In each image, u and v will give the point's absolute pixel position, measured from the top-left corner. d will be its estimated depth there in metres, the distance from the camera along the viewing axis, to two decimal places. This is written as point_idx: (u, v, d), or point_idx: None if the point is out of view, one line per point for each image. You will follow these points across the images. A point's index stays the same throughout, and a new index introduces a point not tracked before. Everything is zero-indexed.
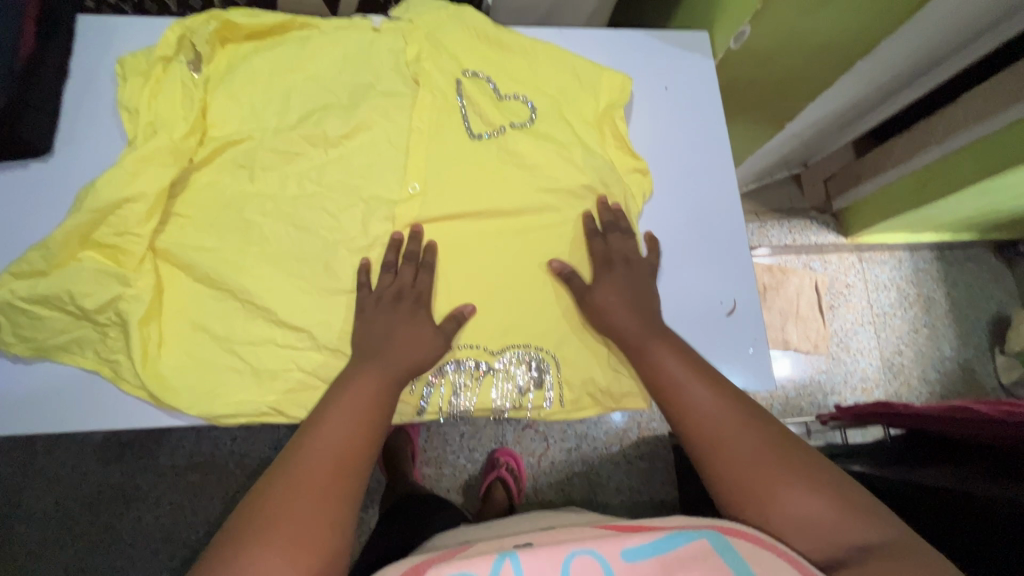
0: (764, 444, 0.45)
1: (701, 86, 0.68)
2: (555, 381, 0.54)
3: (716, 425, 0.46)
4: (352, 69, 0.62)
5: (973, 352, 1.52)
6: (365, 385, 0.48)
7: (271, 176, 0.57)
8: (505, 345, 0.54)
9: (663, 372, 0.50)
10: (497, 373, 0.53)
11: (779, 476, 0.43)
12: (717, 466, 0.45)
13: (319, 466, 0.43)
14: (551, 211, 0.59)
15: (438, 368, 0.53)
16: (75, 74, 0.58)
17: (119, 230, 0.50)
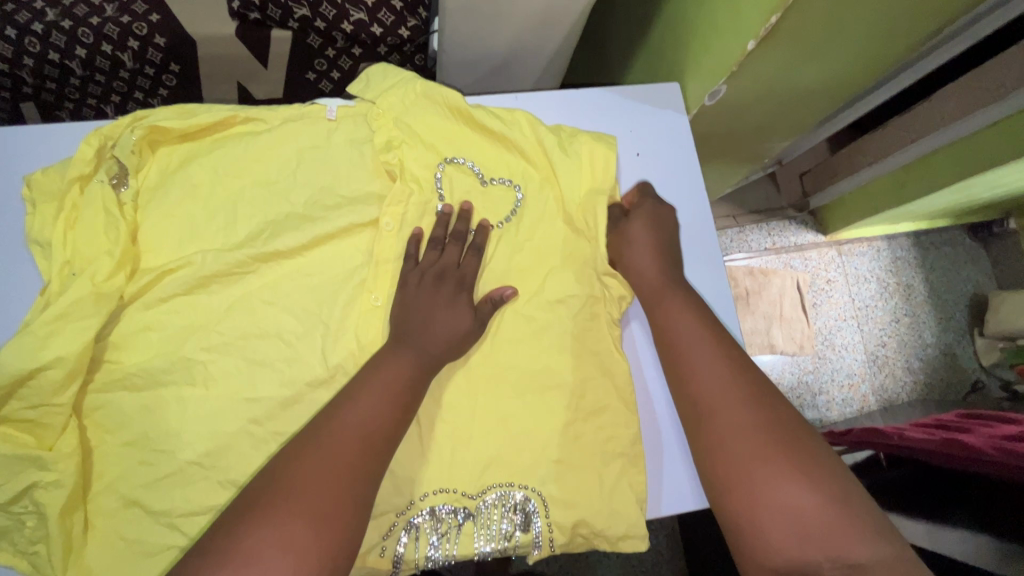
0: (773, 421, 0.44)
1: (678, 149, 0.62)
2: (544, 526, 0.48)
3: (723, 394, 0.46)
4: (289, 167, 0.55)
5: (955, 337, 1.52)
6: (395, 367, 0.46)
7: (204, 305, 0.50)
8: (484, 486, 0.48)
9: (678, 329, 0.51)
10: (478, 520, 0.48)
11: (770, 460, 0.42)
12: (713, 435, 0.45)
13: (341, 435, 0.41)
14: (526, 313, 0.54)
15: (412, 519, 0.47)
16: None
17: (32, 403, 0.43)
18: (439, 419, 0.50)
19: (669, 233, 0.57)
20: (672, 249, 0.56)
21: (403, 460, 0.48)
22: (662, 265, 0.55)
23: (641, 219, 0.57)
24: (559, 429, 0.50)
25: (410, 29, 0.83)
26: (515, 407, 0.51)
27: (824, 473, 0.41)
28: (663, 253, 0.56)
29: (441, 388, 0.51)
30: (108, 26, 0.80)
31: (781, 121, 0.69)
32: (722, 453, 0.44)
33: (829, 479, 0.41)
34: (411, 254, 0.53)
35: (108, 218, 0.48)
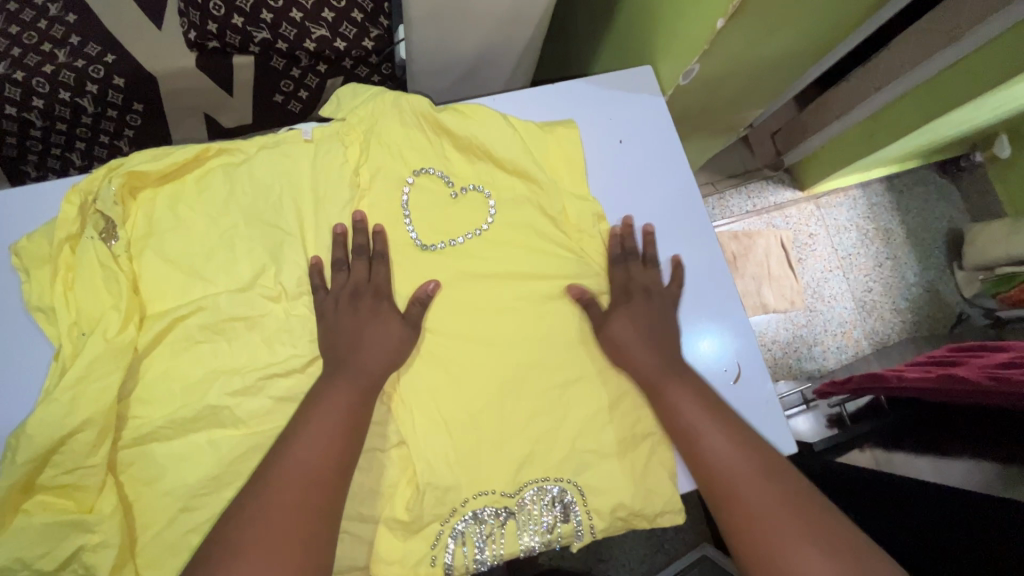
0: (790, 496, 0.44)
1: (658, 126, 0.63)
2: (582, 513, 0.51)
3: (741, 478, 0.46)
4: (280, 198, 0.55)
5: (936, 274, 1.57)
6: (339, 396, 0.47)
7: (219, 348, 0.50)
8: (522, 483, 0.50)
9: (683, 414, 0.50)
10: (520, 517, 0.50)
11: (799, 536, 0.42)
12: (739, 523, 0.45)
13: (297, 474, 0.43)
14: (536, 314, 0.55)
15: (456, 525, 0.49)
16: None
17: (69, 468, 0.44)
18: (466, 429, 0.51)
19: (665, 310, 0.56)
20: (666, 333, 0.54)
21: (440, 470, 0.49)
22: (652, 358, 0.52)
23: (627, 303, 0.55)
24: (585, 423, 0.52)
25: (374, 40, 0.82)
26: (539, 405, 0.52)
27: (847, 540, 0.41)
28: (656, 339, 0.53)
29: (468, 398, 0.52)
30: (63, 72, 0.78)
31: (754, 92, 0.71)
32: (754, 540, 0.43)
33: (852, 545, 0.41)
34: (383, 277, 0.53)
35: (106, 272, 0.48)
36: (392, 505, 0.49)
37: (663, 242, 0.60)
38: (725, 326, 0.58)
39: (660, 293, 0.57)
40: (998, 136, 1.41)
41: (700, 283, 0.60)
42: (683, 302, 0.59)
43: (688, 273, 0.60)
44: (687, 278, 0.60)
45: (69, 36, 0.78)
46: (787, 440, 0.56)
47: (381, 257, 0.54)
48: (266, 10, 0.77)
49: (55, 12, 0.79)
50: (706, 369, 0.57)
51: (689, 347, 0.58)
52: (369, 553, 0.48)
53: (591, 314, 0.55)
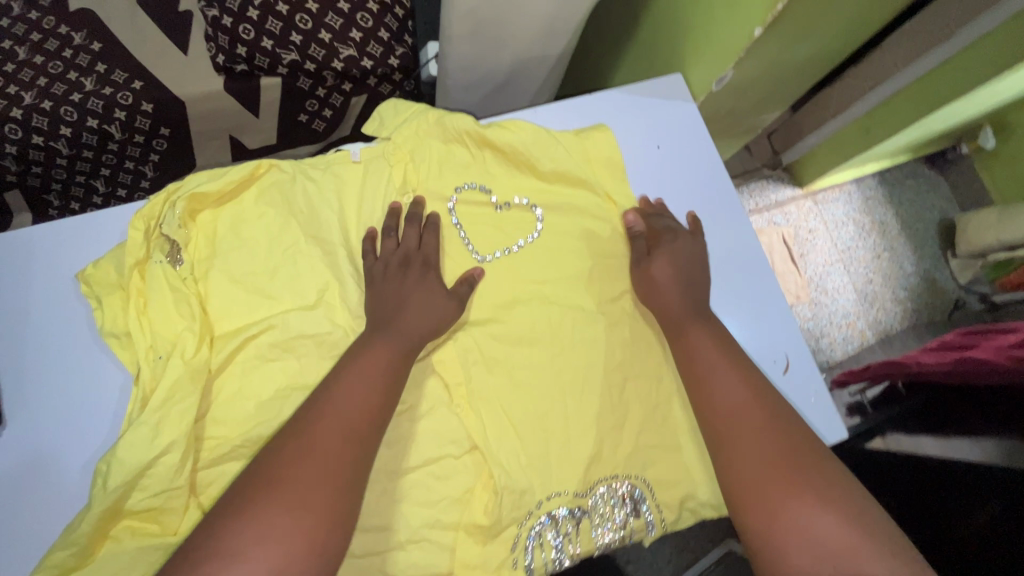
0: (794, 446, 0.46)
1: (692, 132, 0.65)
2: (652, 508, 0.52)
3: (749, 418, 0.48)
4: (337, 215, 0.56)
5: (931, 263, 1.63)
6: (381, 354, 0.47)
7: (290, 365, 0.51)
8: (593, 481, 0.52)
9: (700, 359, 0.52)
10: (594, 516, 0.51)
11: (787, 485, 0.43)
12: (738, 457, 0.46)
13: (335, 419, 0.43)
14: (592, 317, 0.57)
15: (534, 526, 0.50)
16: (34, 306, 0.50)
17: (155, 492, 0.44)
18: (535, 432, 0.52)
19: (688, 263, 0.57)
20: (691, 283, 0.56)
21: (515, 474, 0.50)
22: (677, 302, 0.54)
23: (655, 258, 0.57)
24: (648, 417, 0.54)
25: (400, 57, 0.84)
26: (603, 403, 0.54)
27: (841, 495, 0.42)
28: (682, 287, 0.55)
29: (535, 400, 0.53)
30: (91, 100, 0.79)
31: (776, 96, 0.74)
32: (748, 476, 0.45)
33: (844, 496, 0.42)
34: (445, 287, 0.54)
35: (177, 295, 0.49)
36: (470, 510, 0.50)
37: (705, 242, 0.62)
38: (770, 321, 0.61)
39: (689, 244, 0.58)
40: (984, 128, 1.47)
41: (742, 278, 0.62)
42: (727, 297, 0.61)
43: (729, 269, 0.62)
44: (730, 274, 0.62)
45: (94, 65, 0.79)
46: (840, 429, 0.57)
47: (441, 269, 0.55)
48: (295, 32, 0.79)
49: (80, 40, 0.80)
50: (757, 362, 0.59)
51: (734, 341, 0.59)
52: (450, 559, 0.49)
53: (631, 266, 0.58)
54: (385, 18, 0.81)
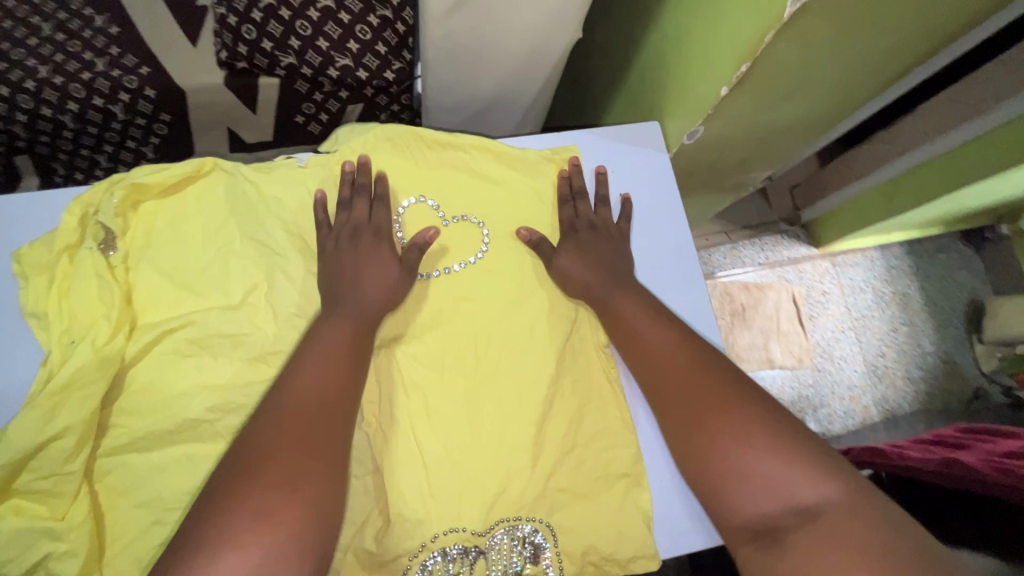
0: (720, 386, 0.49)
1: (661, 186, 0.63)
2: (552, 555, 0.50)
3: (678, 378, 0.50)
4: (279, 220, 0.55)
5: (953, 345, 1.52)
6: (335, 336, 0.49)
7: (206, 364, 0.51)
8: (492, 522, 0.50)
9: (627, 321, 0.54)
10: (489, 558, 0.49)
11: (717, 426, 0.47)
12: (676, 416, 0.50)
13: (306, 399, 0.46)
14: (522, 358, 0.55)
15: (424, 562, 0.48)
16: None
17: (45, 473, 0.44)
18: (439, 471, 0.51)
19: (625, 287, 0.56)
20: (608, 256, 0.57)
21: (412, 505, 0.49)
22: (593, 278, 0.56)
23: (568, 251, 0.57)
24: (560, 462, 0.52)
25: (396, 72, 0.85)
26: (516, 448, 0.52)
27: (766, 424, 0.45)
28: (601, 261, 0.57)
29: (444, 435, 0.52)
30: (99, 80, 0.82)
31: (763, 155, 0.71)
32: (685, 436, 0.49)
33: (770, 423, 0.46)
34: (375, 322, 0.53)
35: (100, 282, 0.49)
36: (361, 535, 0.49)
37: None
38: None
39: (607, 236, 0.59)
40: None
41: None
42: None
43: None
44: None
45: (109, 47, 0.84)
46: None
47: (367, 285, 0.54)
48: (294, 38, 0.81)
49: (100, 23, 0.85)
50: None
51: None
52: None
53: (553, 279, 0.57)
54: (385, 32, 0.82)
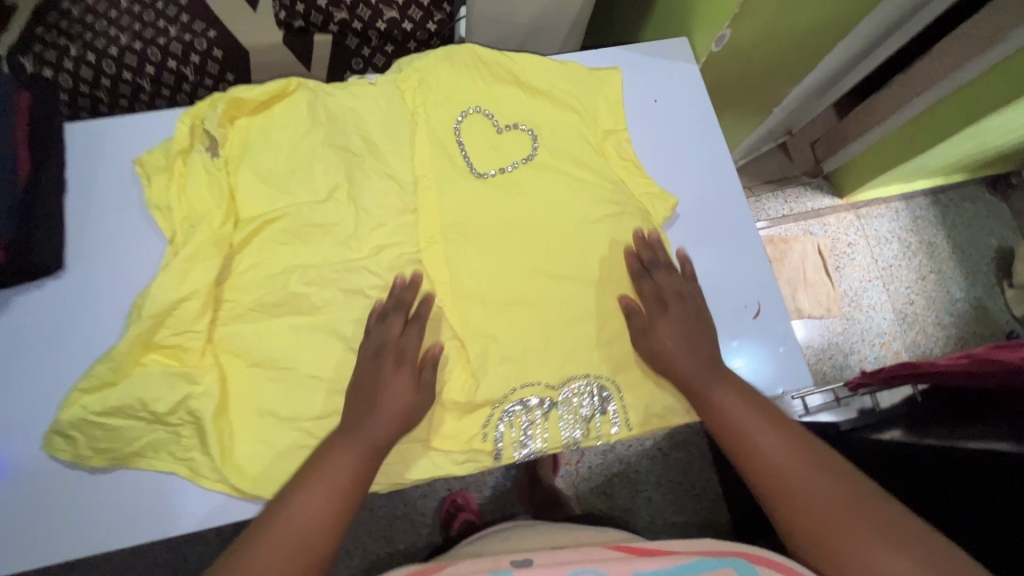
0: (844, 484, 0.44)
1: (692, 91, 0.68)
2: (618, 408, 0.57)
3: (797, 477, 0.46)
4: (355, 131, 0.63)
5: (983, 291, 1.53)
6: (344, 460, 0.49)
7: (304, 250, 0.58)
8: (565, 378, 0.57)
9: (733, 417, 0.51)
10: (562, 406, 0.56)
11: (856, 533, 0.41)
12: (797, 523, 0.44)
13: (337, 471, 0.48)
14: (576, 241, 0.61)
15: (506, 409, 0.56)
16: (101, 182, 0.59)
17: (178, 329, 0.51)
18: (509, 335, 0.58)
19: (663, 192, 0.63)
20: (701, 332, 0.56)
21: (492, 365, 0.57)
22: (690, 363, 0.54)
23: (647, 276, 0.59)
24: (617, 329, 0.59)
25: (436, 23, 0.94)
26: (575, 316, 0.59)
27: (907, 527, 0.41)
28: (690, 338, 0.55)
29: (511, 307, 0.59)
30: (174, 44, 0.91)
31: (786, 69, 0.76)
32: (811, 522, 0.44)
33: (906, 527, 0.41)
34: (387, 312, 0.56)
35: (212, 179, 0.57)
36: (449, 387, 0.57)
37: (692, 195, 0.65)
38: (753, 268, 0.63)
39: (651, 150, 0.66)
40: None
41: (727, 229, 0.64)
42: (709, 248, 0.64)
43: (712, 220, 0.65)
44: (713, 228, 0.64)
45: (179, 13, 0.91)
46: (802, 373, 0.61)
47: (436, 183, 0.61)
48: None
49: None
50: (728, 303, 0.62)
51: (707, 282, 0.63)
52: (428, 428, 0.55)
53: (630, 266, 0.59)
54: None
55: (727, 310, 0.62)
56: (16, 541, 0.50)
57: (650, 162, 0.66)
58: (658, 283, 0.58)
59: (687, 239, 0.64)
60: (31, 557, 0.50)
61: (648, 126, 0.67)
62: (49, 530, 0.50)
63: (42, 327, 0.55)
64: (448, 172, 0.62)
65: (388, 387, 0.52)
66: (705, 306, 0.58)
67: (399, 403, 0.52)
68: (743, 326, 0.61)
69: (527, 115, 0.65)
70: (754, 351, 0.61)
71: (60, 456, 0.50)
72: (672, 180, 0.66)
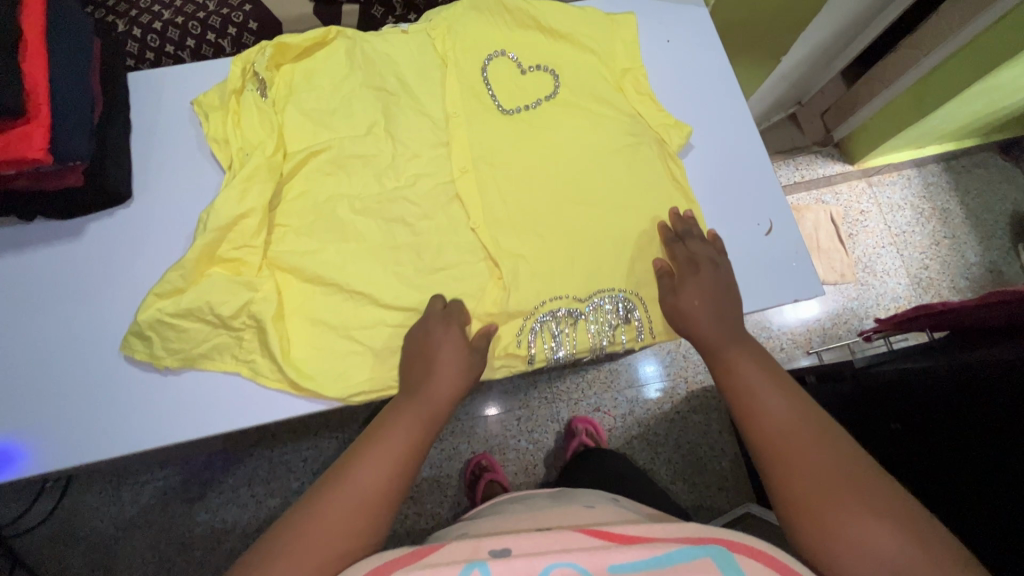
0: (848, 457, 0.42)
1: (704, 30, 0.72)
2: (642, 316, 0.61)
3: (797, 436, 0.44)
4: (390, 73, 0.68)
5: (999, 255, 1.53)
6: (407, 418, 0.50)
7: (346, 179, 0.64)
8: (592, 290, 0.61)
9: (744, 378, 0.50)
10: (589, 316, 0.60)
11: (844, 499, 0.40)
12: (787, 483, 0.43)
13: (400, 423, 0.49)
14: (598, 168, 0.65)
15: (537, 321, 0.60)
16: (163, 121, 0.65)
17: (238, 244, 0.58)
18: (536, 253, 0.62)
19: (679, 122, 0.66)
20: (724, 303, 0.56)
21: (522, 279, 0.61)
22: (710, 327, 0.54)
23: (677, 243, 0.60)
24: (638, 247, 0.63)
25: None
26: (599, 236, 0.63)
27: (901, 505, 0.39)
28: (712, 303, 0.56)
29: (537, 228, 0.63)
30: (213, 18, 0.98)
31: (794, 14, 0.80)
32: (801, 478, 0.42)
33: (899, 507, 0.39)
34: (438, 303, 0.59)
35: (263, 115, 0.63)
36: (482, 301, 0.61)
37: (707, 123, 0.68)
38: (767, 189, 0.66)
39: (666, 85, 0.70)
40: None
41: (741, 153, 0.67)
42: (724, 171, 0.66)
43: (725, 145, 0.67)
44: (727, 152, 0.67)
45: None
46: (814, 285, 0.63)
47: (464, 119, 0.66)
48: None
49: None
50: (742, 223, 0.65)
51: (721, 202, 0.65)
52: None
53: (664, 237, 0.62)
54: None
55: (741, 228, 0.65)
56: (100, 431, 0.56)
57: (665, 95, 0.69)
58: (689, 249, 0.59)
59: (701, 161, 0.67)
60: (109, 448, 0.56)
61: (662, 62, 0.70)
62: (128, 422, 0.57)
63: (113, 248, 0.61)
64: (476, 108, 0.67)
65: (447, 353, 0.55)
66: (731, 280, 0.58)
67: (457, 371, 0.54)
68: (757, 243, 0.64)
69: (547, 56, 0.69)
70: (767, 265, 0.64)
71: (137, 356, 0.56)
72: (687, 109, 0.69)
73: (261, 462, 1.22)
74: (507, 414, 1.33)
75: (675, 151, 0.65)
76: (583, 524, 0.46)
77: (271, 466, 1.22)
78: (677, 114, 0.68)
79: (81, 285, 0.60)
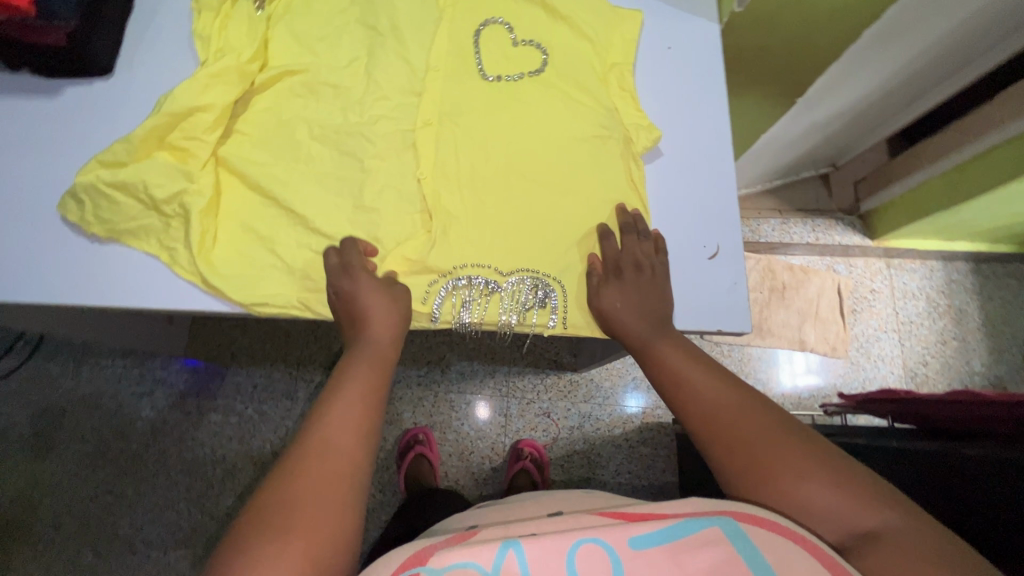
0: (771, 420, 0.45)
1: (707, 44, 0.70)
2: (559, 303, 0.60)
3: (726, 416, 0.47)
4: (385, 15, 0.68)
5: (1008, 371, 1.42)
6: (355, 376, 0.52)
7: (312, 104, 0.65)
8: (514, 268, 0.60)
9: (674, 367, 0.52)
10: (504, 292, 0.60)
11: (779, 458, 0.42)
12: (729, 464, 0.45)
13: (344, 381, 0.51)
14: (560, 151, 0.64)
15: (449, 283, 0.60)
16: (163, 9, 0.68)
17: (189, 135, 0.60)
18: (472, 218, 0.62)
19: (651, 127, 0.65)
20: (657, 291, 0.58)
21: (450, 237, 0.61)
22: (637, 320, 0.56)
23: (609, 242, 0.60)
24: (575, 237, 0.62)
25: None
26: (539, 216, 0.62)
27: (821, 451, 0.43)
28: (643, 290, 0.58)
29: (481, 194, 0.63)
30: None
31: (812, 53, 0.77)
32: (739, 454, 0.44)
33: (819, 452, 0.43)
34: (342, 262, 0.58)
35: (251, 25, 0.65)
36: (406, 250, 0.61)
37: (681, 134, 0.67)
38: (722, 214, 0.64)
39: (652, 89, 0.68)
40: None
41: (707, 174, 0.66)
42: (683, 186, 0.65)
43: (694, 161, 0.66)
44: (693, 168, 0.66)
45: None
46: (742, 321, 0.62)
47: (442, 75, 0.67)
48: None
49: None
50: (688, 240, 0.63)
51: (672, 214, 0.64)
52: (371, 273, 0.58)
53: (598, 230, 0.61)
54: None
55: (686, 246, 0.63)
56: (21, 278, 0.59)
57: (648, 97, 0.68)
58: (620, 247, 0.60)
59: (664, 169, 0.65)
60: (22, 294, 0.58)
61: (655, 65, 0.69)
62: (47, 277, 0.59)
63: (83, 113, 0.64)
64: (457, 68, 0.67)
65: (374, 310, 0.56)
66: (666, 273, 0.59)
67: (388, 312, 0.56)
68: (697, 264, 0.63)
69: (542, 35, 0.69)
70: (702, 287, 0.62)
71: (70, 217, 0.59)
72: (666, 116, 0.67)
73: (215, 377, 1.23)
74: (455, 395, 1.28)
75: (638, 154, 0.64)
76: (596, 509, 0.45)
77: (223, 383, 1.22)
78: (654, 119, 0.67)
79: (47, 139, 0.63)
